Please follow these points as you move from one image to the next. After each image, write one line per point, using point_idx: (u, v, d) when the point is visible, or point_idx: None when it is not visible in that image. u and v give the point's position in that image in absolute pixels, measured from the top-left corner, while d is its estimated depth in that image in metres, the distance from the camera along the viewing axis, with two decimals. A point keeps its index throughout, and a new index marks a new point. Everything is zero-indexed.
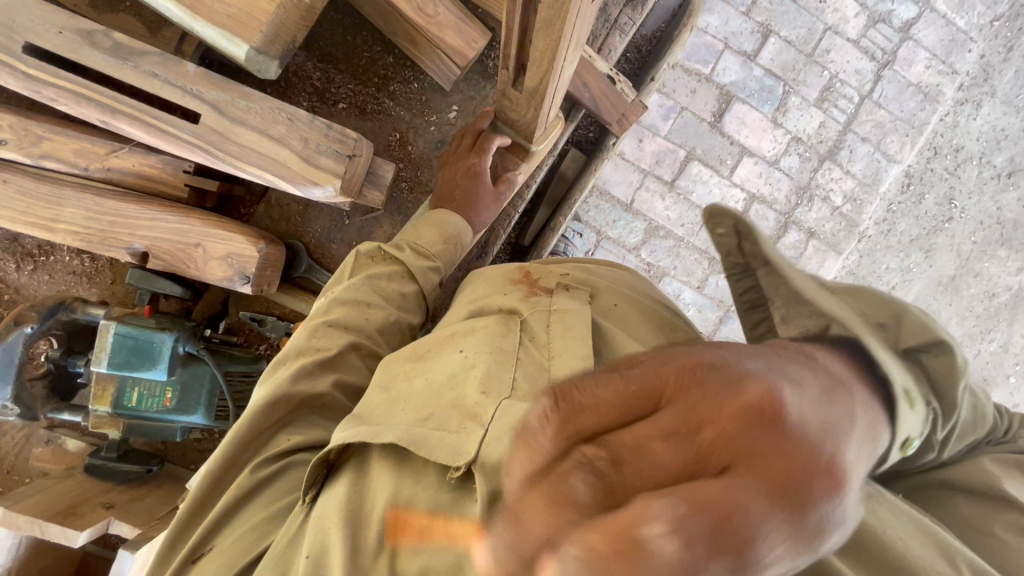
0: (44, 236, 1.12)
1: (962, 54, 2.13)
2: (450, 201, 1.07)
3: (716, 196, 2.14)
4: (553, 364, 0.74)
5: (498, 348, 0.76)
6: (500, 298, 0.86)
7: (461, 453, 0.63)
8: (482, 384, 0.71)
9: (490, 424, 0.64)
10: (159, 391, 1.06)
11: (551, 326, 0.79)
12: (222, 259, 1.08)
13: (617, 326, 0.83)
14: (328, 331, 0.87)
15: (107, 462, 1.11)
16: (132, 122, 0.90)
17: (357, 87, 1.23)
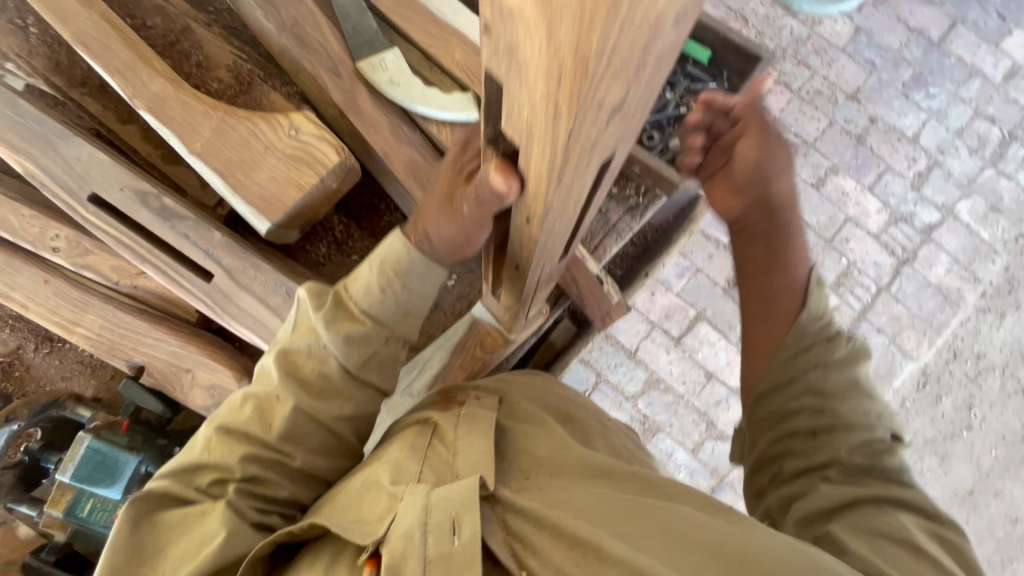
0: (64, 334, 1.24)
1: (985, 264, 2.45)
2: (436, 210, 0.78)
3: (721, 360, 2.61)
4: (456, 458, 0.76)
5: (411, 448, 0.80)
6: (418, 411, 0.92)
7: (370, 531, 0.66)
8: (391, 476, 0.74)
9: (399, 503, 0.68)
10: (113, 506, 1.10)
11: (459, 426, 0.81)
12: (208, 387, 1.18)
13: (528, 422, 0.88)
14: (224, 439, 0.77)
15: (43, 566, 1.14)
16: (159, 271, 1.04)
17: (372, 244, 1.36)
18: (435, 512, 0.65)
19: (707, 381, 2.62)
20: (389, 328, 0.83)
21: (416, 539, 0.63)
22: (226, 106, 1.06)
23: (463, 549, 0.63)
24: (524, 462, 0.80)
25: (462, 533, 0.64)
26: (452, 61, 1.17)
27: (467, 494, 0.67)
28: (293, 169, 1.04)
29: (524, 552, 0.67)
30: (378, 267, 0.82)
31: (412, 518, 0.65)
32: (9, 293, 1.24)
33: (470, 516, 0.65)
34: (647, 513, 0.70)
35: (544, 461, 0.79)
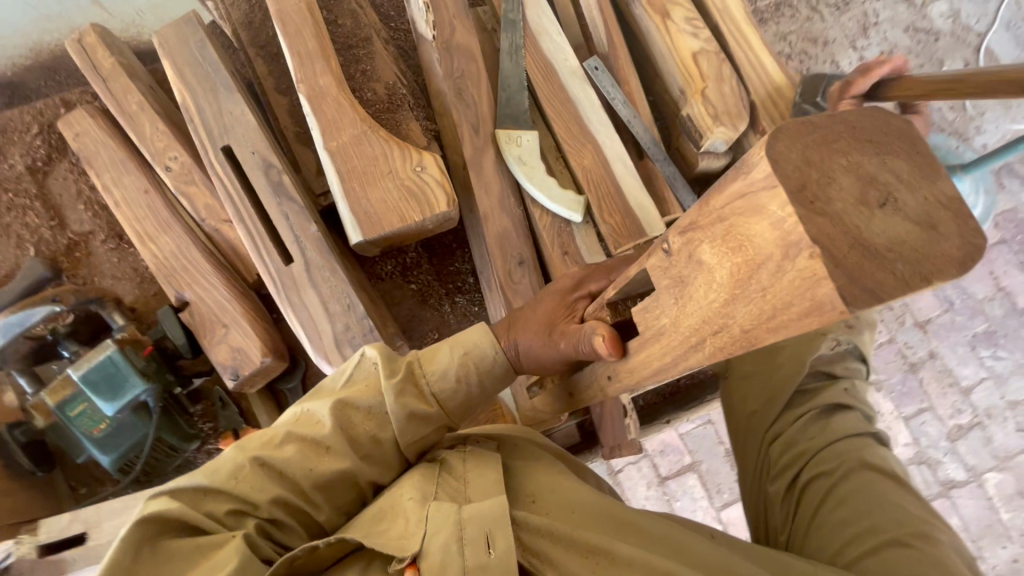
0: (136, 242, 1.31)
1: (992, 546, 2.38)
2: (539, 327, 0.87)
3: (696, 518, 2.53)
4: (469, 488, 0.78)
5: (427, 473, 0.81)
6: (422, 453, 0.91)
7: (405, 545, 0.70)
8: (414, 491, 0.77)
9: (427, 521, 0.72)
10: (99, 418, 1.15)
11: (466, 459, 0.83)
12: (233, 348, 1.21)
13: (527, 455, 0.89)
14: (254, 472, 0.77)
15: (11, 443, 1.18)
16: (247, 233, 1.10)
17: (433, 282, 1.41)
18: (470, 525, 0.71)
19: None
20: (456, 417, 0.87)
21: (454, 550, 0.69)
22: (373, 121, 1.15)
23: (499, 559, 0.68)
24: (529, 486, 0.82)
25: (497, 545, 0.69)
26: (579, 163, 1.25)
27: (497, 513, 0.72)
28: (403, 200, 1.10)
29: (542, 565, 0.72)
30: (462, 360, 0.86)
31: (448, 531, 0.70)
32: (109, 187, 1.32)
33: (503, 529, 0.71)
34: (663, 534, 0.78)
35: (546, 487, 0.82)
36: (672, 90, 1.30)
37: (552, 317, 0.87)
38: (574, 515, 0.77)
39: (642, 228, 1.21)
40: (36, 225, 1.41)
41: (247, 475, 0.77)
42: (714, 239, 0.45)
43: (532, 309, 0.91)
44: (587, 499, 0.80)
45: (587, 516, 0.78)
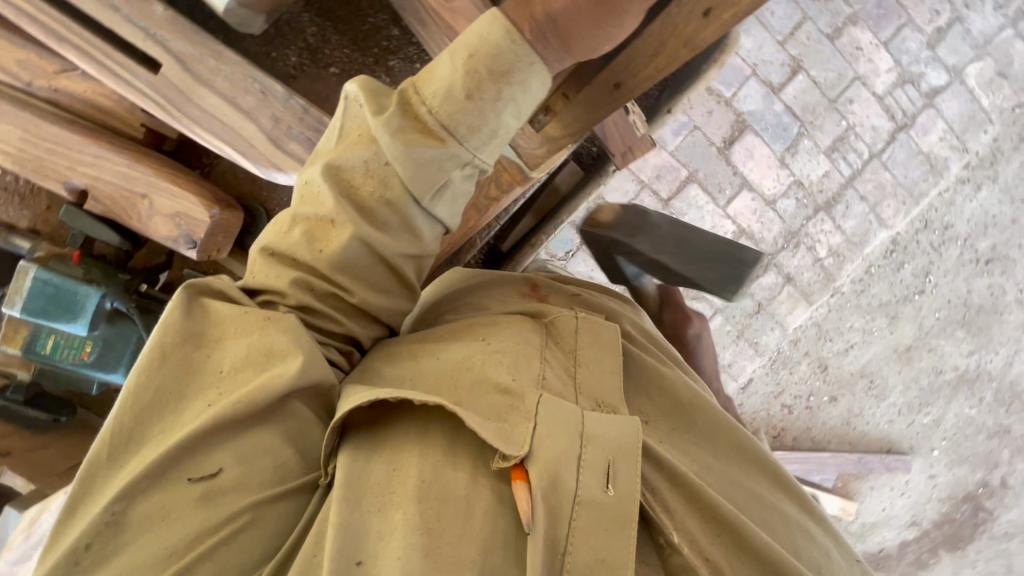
0: None
1: (976, 133, 2.65)
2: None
3: (705, 223, 2.61)
4: (577, 371, 0.94)
5: (527, 342, 0.94)
6: (506, 301, 1.10)
7: (510, 441, 0.77)
8: (511, 370, 0.88)
9: (536, 416, 0.80)
10: (80, 344, 1.22)
11: (580, 336, 0.99)
12: (173, 218, 1.19)
13: (645, 381, 1.01)
14: (267, 262, 0.86)
15: (12, 403, 1.35)
16: (78, 52, 1.03)
17: (353, 53, 1.12)
18: (591, 450, 0.78)
19: None
20: (489, 133, 0.83)
21: (573, 467, 0.77)
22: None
23: (612, 501, 0.76)
24: (644, 405, 0.99)
25: (617, 484, 0.77)
26: None
27: (631, 447, 0.80)
28: None
29: (660, 508, 0.82)
30: (468, 64, 0.81)
31: (566, 440, 0.78)
32: None
33: (627, 468, 0.78)
34: (749, 485, 0.95)
35: (662, 412, 0.99)
36: None
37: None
38: (692, 457, 0.93)
39: None
40: None
41: (261, 263, 0.87)
42: None
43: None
44: (705, 428, 0.99)
45: (705, 449, 0.97)
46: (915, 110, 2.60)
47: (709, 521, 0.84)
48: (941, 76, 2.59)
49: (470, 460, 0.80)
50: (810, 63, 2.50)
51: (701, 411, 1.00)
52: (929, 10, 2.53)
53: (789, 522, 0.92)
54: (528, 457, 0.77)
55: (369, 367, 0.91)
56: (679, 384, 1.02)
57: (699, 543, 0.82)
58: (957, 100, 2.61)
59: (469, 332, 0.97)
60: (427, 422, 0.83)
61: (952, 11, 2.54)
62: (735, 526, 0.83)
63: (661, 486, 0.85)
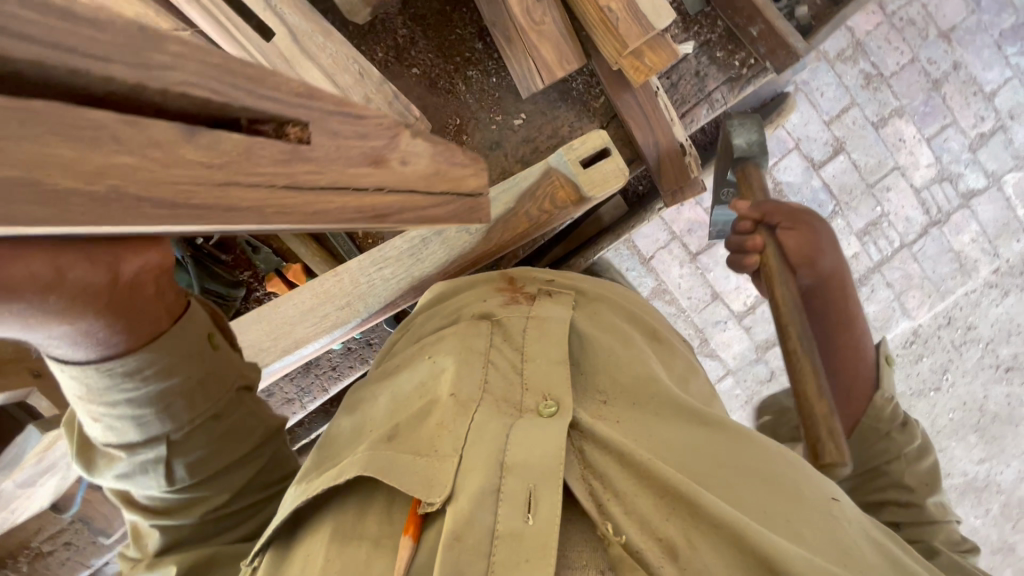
0: None
1: (1009, 241, 2.68)
2: (79, 308, 0.73)
3: (730, 282, 2.63)
4: (526, 365, 0.89)
5: (466, 349, 0.91)
6: (481, 301, 1.01)
7: (433, 487, 0.74)
8: (453, 385, 0.86)
9: (463, 452, 0.77)
10: None
11: (528, 331, 0.94)
12: None
13: (600, 355, 0.95)
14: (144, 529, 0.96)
15: None
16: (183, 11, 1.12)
17: (436, 59, 1.19)
18: (512, 483, 0.73)
19: (711, 301, 2.66)
20: (182, 426, 0.89)
21: (488, 503, 0.72)
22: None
23: (532, 534, 0.70)
24: (601, 386, 0.92)
25: (539, 511, 0.71)
26: None
27: (548, 472, 0.74)
28: None
29: (606, 498, 0.76)
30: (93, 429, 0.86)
31: (483, 472, 0.74)
32: None
33: (547, 494, 0.72)
34: (724, 461, 0.83)
35: (617, 391, 0.91)
36: None
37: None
38: (642, 438, 0.84)
39: None
40: None
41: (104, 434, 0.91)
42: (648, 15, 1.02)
43: (73, 296, 0.71)
44: (666, 398, 0.89)
45: (666, 419, 0.88)
46: (951, 208, 2.65)
47: (661, 498, 0.76)
48: (980, 179, 2.65)
49: (376, 524, 0.77)
50: (853, 146, 2.56)
51: (657, 382, 0.91)
52: (975, 115, 2.61)
53: (763, 484, 0.81)
54: (447, 493, 0.74)
55: (327, 436, 0.94)
56: (630, 355, 0.95)
57: (652, 528, 0.74)
58: (993, 205, 2.66)
59: (418, 352, 0.97)
60: (345, 496, 0.81)
61: (996, 120, 2.62)
62: (687, 495, 0.74)
63: (610, 470, 0.79)
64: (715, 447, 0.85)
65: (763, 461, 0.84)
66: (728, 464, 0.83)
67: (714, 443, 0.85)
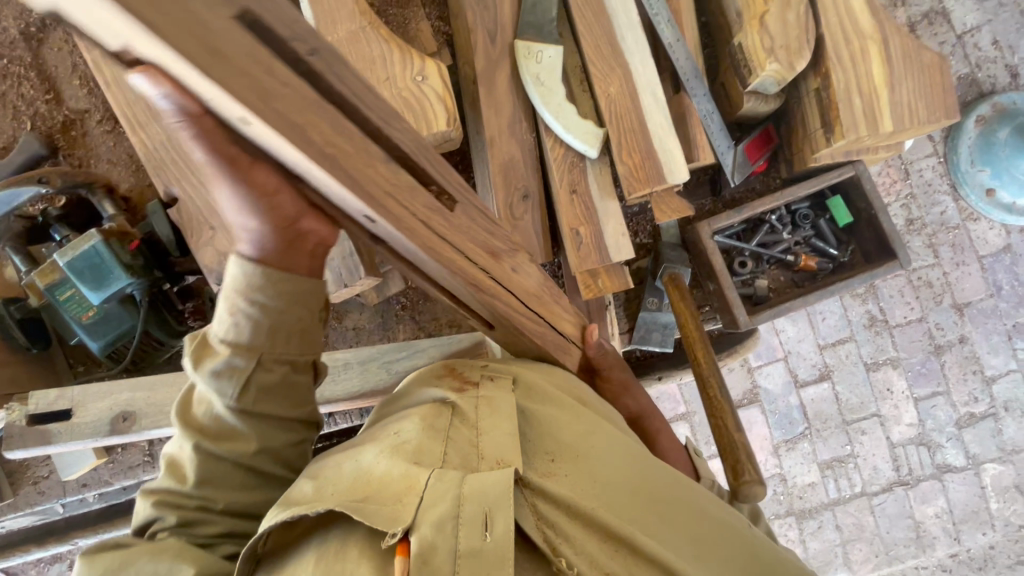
0: (103, 110, 1.39)
1: (973, 531, 2.58)
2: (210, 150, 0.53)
3: None
4: (481, 440, 0.72)
5: (429, 426, 0.73)
6: (426, 391, 0.81)
7: (399, 518, 0.61)
8: (409, 459, 0.69)
9: (426, 486, 0.64)
10: (87, 305, 1.13)
11: (479, 408, 0.75)
12: (220, 252, 1.17)
13: (544, 400, 0.82)
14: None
15: (5, 318, 1.18)
16: None
17: None
18: (469, 505, 0.62)
19: None
20: (250, 351, 0.68)
21: (448, 528, 0.60)
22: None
23: (494, 546, 0.60)
24: (547, 443, 0.75)
25: (496, 529, 0.61)
26: (605, 90, 1.08)
27: (502, 491, 0.63)
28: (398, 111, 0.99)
29: (558, 539, 0.66)
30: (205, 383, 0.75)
31: (446, 505, 0.62)
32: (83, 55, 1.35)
33: (505, 513, 0.62)
34: (670, 505, 0.74)
35: (559, 440, 0.76)
36: (728, 12, 1.14)
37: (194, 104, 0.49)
38: (586, 484, 0.72)
39: (663, 175, 1.06)
40: (31, 97, 1.38)
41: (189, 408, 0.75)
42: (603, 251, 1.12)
43: (230, 167, 0.55)
44: (610, 445, 0.78)
45: (611, 464, 0.75)
46: (923, 474, 2.58)
47: (607, 539, 0.68)
48: (959, 457, 2.59)
49: (362, 554, 0.61)
50: (839, 378, 2.56)
51: (598, 433, 0.78)
52: (969, 393, 2.59)
53: (706, 519, 0.75)
54: (414, 525, 0.60)
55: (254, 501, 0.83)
56: (562, 400, 0.83)
57: (600, 565, 0.66)
58: (965, 487, 2.59)
59: (377, 432, 0.77)
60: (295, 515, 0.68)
61: (990, 405, 2.59)
62: (625, 541, 0.67)
63: (563, 517, 0.68)
64: (666, 490, 0.75)
65: (712, 511, 0.76)
66: (672, 501, 0.74)
67: (662, 485, 0.76)
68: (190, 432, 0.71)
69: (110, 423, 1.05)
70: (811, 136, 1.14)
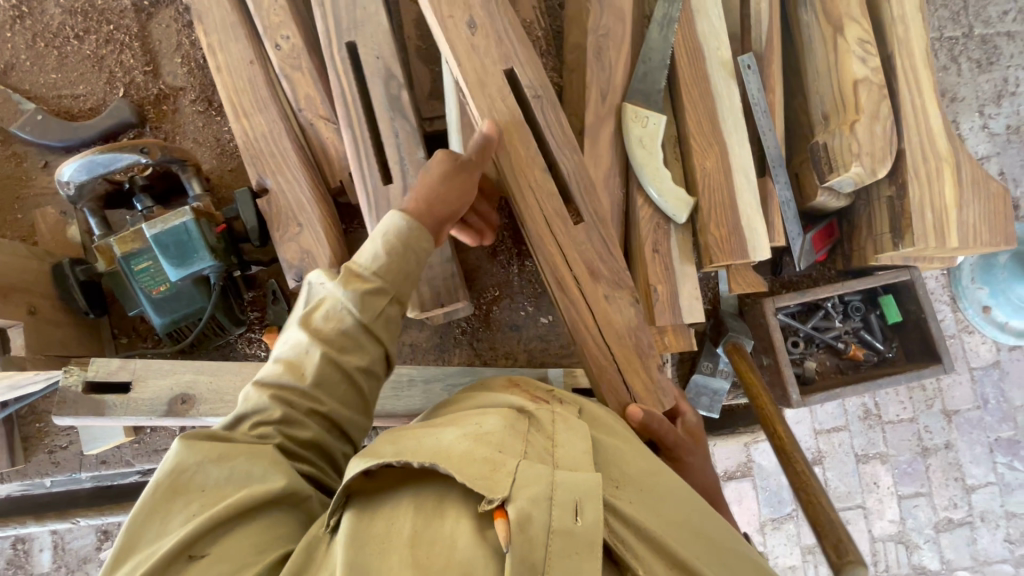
0: (195, 90, 1.39)
1: None
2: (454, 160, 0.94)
3: None
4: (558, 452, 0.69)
5: (512, 422, 0.71)
6: (501, 397, 0.82)
7: (496, 488, 0.60)
8: (495, 443, 0.66)
9: (517, 469, 0.62)
10: (161, 279, 1.12)
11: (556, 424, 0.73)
12: (304, 249, 1.18)
13: (608, 430, 0.82)
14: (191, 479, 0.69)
15: (71, 279, 1.16)
16: (328, 109, 1.24)
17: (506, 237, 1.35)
18: (562, 492, 0.60)
19: None
20: (386, 284, 0.83)
21: (541, 511, 0.59)
22: (520, 38, 1.03)
23: (585, 531, 0.59)
24: (618, 466, 0.74)
25: (589, 518, 0.59)
26: (702, 164, 1.16)
27: (597, 485, 0.62)
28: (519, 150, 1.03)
29: (631, 556, 0.64)
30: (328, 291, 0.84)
31: (539, 488, 0.60)
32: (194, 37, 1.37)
33: (598, 504, 0.60)
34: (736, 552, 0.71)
35: (632, 464, 0.74)
36: (816, 113, 1.24)
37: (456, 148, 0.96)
38: (657, 510, 0.70)
39: (747, 250, 1.13)
40: (129, 66, 1.39)
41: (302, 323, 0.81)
42: (677, 311, 1.17)
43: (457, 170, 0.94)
44: (675, 480, 0.76)
45: (679, 496, 0.74)
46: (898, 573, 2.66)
47: (675, 566, 0.65)
48: (933, 560, 2.67)
49: (456, 517, 0.61)
50: (830, 465, 2.59)
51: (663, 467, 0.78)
52: (949, 498, 2.67)
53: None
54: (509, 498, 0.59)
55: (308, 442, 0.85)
56: (624, 432, 0.83)
57: None
58: None
59: (454, 418, 0.74)
60: (370, 484, 0.68)
61: (967, 513, 2.67)
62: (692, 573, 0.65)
63: (634, 532, 0.66)
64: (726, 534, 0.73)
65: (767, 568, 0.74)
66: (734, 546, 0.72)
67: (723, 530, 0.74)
68: (309, 331, 0.80)
69: (167, 403, 1.03)
70: (876, 237, 1.23)
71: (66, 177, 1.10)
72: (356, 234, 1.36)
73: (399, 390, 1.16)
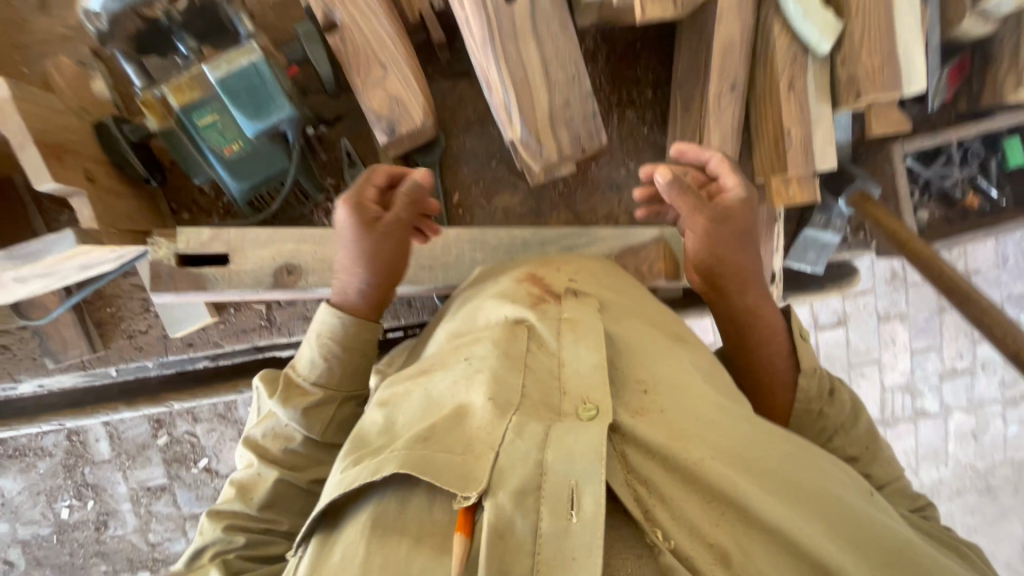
0: None
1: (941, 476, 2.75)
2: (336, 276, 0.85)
3: None
4: (563, 373, 0.64)
5: (505, 354, 0.65)
6: (501, 308, 0.75)
7: (472, 478, 0.54)
8: (487, 390, 0.61)
9: (501, 446, 0.55)
10: (231, 136, 0.97)
11: (562, 336, 0.67)
12: (391, 96, 1.01)
13: (629, 332, 0.72)
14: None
15: (119, 140, 0.99)
16: None
17: (604, 83, 1.19)
18: (551, 474, 0.53)
19: None
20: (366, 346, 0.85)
21: (528, 502, 0.52)
22: None
23: (584, 528, 0.51)
24: (639, 374, 0.67)
25: (584, 508, 0.52)
26: None
27: (594, 454, 0.54)
28: None
29: (653, 502, 0.57)
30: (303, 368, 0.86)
31: (524, 468, 0.54)
32: None
33: (593, 484, 0.52)
34: (791, 471, 0.60)
35: (655, 375, 0.66)
36: None
37: (371, 205, 0.84)
38: (688, 434, 0.60)
39: (901, 83, 1.00)
40: None
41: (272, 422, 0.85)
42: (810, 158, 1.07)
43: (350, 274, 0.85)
44: (709, 394, 0.65)
45: (715, 411, 0.63)
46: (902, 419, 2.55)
47: (710, 499, 0.57)
48: None
49: (421, 523, 0.55)
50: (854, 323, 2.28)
51: (692, 378, 0.67)
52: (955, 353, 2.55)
53: (833, 487, 0.61)
54: (488, 490, 0.53)
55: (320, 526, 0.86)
56: (647, 333, 0.73)
57: (704, 532, 0.55)
58: None
59: (448, 357, 0.71)
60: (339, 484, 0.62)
61: None
62: (735, 503, 0.55)
63: (656, 471, 0.58)
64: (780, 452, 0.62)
65: (832, 477, 0.62)
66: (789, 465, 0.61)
67: (775, 448, 0.62)
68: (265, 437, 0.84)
69: (272, 275, 0.93)
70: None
71: (95, 7, 0.89)
72: (433, 84, 1.18)
73: (512, 253, 1.09)
